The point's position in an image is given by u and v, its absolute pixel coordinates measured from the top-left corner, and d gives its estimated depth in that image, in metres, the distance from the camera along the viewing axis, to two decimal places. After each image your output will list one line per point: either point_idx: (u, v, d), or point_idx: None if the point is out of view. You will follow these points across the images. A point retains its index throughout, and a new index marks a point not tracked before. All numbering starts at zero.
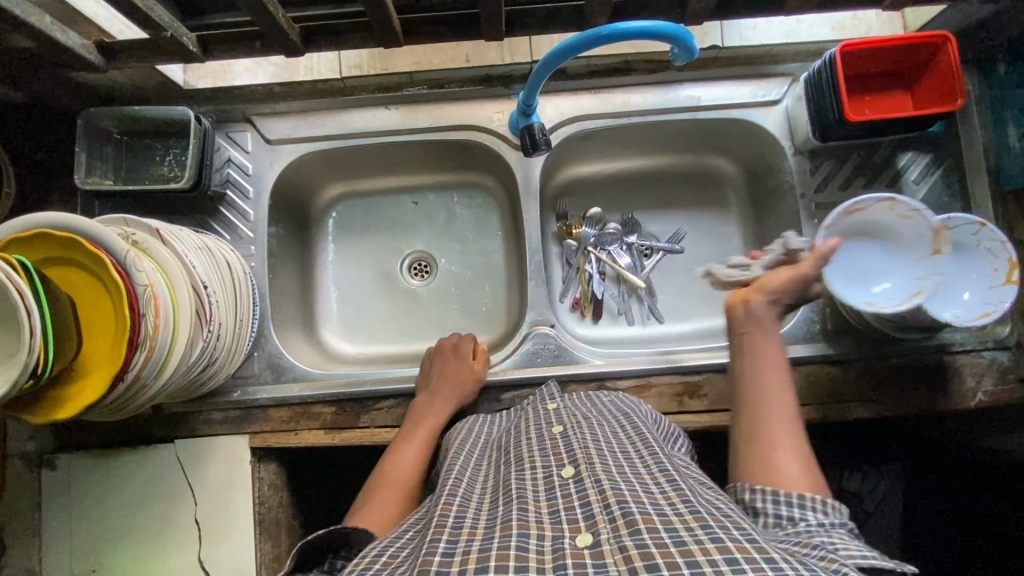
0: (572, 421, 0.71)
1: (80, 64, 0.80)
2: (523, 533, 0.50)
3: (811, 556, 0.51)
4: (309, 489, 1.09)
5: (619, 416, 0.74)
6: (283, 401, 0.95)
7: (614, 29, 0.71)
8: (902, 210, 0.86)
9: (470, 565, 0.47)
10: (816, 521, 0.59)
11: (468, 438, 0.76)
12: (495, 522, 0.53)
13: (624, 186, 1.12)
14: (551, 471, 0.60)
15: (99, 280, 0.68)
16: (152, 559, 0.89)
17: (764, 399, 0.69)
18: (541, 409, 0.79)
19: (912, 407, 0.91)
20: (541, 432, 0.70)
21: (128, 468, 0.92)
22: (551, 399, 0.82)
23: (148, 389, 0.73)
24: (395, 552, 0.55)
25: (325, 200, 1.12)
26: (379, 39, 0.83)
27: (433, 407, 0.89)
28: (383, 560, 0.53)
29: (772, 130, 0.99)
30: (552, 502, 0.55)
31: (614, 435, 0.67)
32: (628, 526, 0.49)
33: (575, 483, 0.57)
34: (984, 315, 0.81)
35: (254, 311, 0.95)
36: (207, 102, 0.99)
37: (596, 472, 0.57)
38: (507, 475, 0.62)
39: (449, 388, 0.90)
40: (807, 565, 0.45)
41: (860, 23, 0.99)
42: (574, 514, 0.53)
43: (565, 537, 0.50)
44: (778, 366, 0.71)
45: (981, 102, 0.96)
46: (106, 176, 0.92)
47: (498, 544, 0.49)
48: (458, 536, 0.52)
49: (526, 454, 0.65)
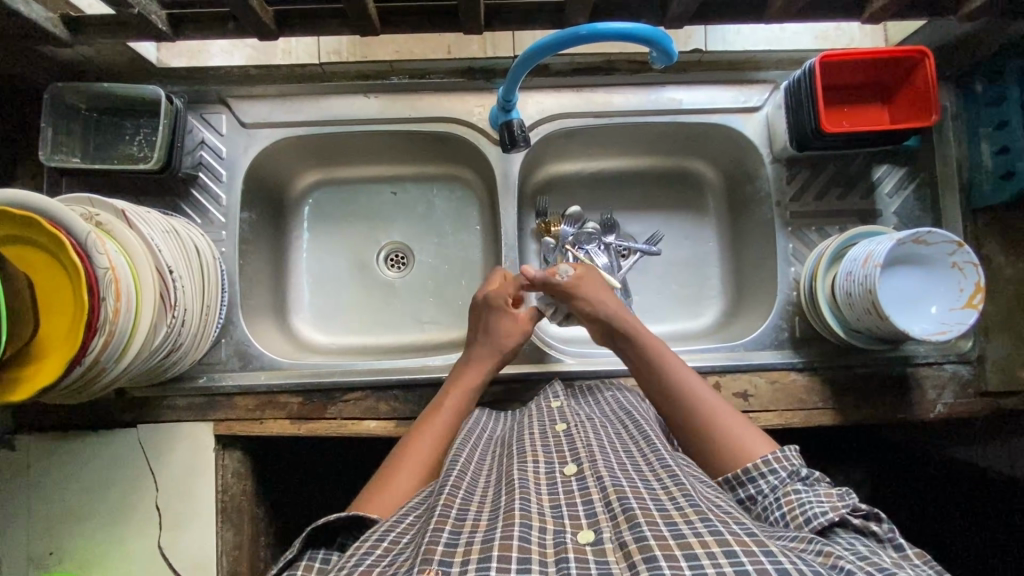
0: (575, 420, 0.71)
1: (44, 39, 0.78)
2: (526, 524, 0.50)
3: (808, 551, 0.51)
4: (277, 477, 1.09)
5: (621, 416, 0.75)
6: (250, 389, 0.94)
7: (593, 29, 0.71)
8: (958, 259, 0.82)
9: (474, 555, 0.47)
10: (771, 485, 0.62)
11: (470, 427, 0.77)
12: (500, 511, 0.53)
13: (604, 185, 1.12)
14: (554, 467, 0.60)
15: (59, 258, 0.66)
16: (111, 544, 0.88)
17: (690, 395, 0.73)
18: (544, 407, 0.79)
19: (875, 417, 0.93)
20: (544, 429, 0.70)
21: (94, 450, 0.90)
22: (555, 397, 0.82)
23: (108, 372, 0.72)
24: (397, 537, 0.54)
25: (302, 186, 1.11)
26: (355, 27, 0.81)
27: (467, 366, 0.85)
28: (386, 545, 0.53)
29: (750, 137, 0.99)
30: (554, 497, 0.55)
31: (621, 436, 0.68)
32: (628, 521, 0.50)
33: (578, 480, 0.57)
34: (938, 334, 0.81)
35: (222, 298, 0.93)
36: (181, 82, 0.97)
37: (598, 469, 0.58)
38: (512, 466, 0.61)
39: (487, 351, 0.86)
40: (804, 560, 0.46)
41: (842, 34, 1.00)
42: (576, 511, 0.53)
43: (567, 532, 0.50)
44: (681, 366, 0.77)
45: (957, 118, 0.96)
46: (73, 153, 0.90)
47: (501, 534, 0.49)
48: (462, 527, 0.51)
49: (529, 449, 0.65)
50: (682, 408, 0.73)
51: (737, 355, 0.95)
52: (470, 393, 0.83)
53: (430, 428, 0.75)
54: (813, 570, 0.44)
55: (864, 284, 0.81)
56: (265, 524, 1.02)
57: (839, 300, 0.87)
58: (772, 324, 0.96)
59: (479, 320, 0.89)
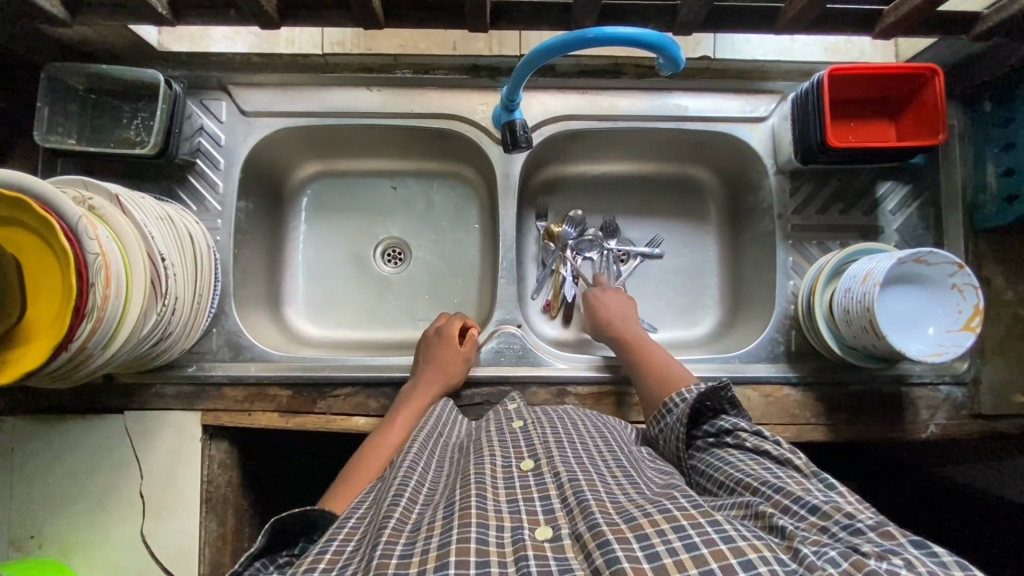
0: (533, 417, 0.71)
1: (43, 18, 0.77)
2: (482, 524, 0.49)
3: (747, 516, 0.52)
4: (263, 469, 1.08)
5: (583, 415, 0.73)
6: (238, 380, 0.93)
7: (599, 32, 0.70)
8: (958, 282, 0.82)
9: (430, 564, 0.45)
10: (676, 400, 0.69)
11: (429, 430, 0.73)
12: (454, 509, 0.51)
13: (605, 189, 1.11)
14: (510, 462, 0.60)
15: (49, 242, 0.65)
16: (92, 529, 0.88)
17: (637, 348, 0.87)
18: (500, 407, 0.77)
19: (867, 435, 0.92)
20: (501, 426, 0.69)
21: (76, 434, 0.90)
22: (511, 400, 0.79)
23: (94, 359, 0.71)
24: (340, 546, 0.51)
25: (301, 177, 1.09)
26: (357, 19, 0.80)
27: (413, 392, 0.87)
28: (329, 557, 0.49)
29: (755, 147, 0.98)
30: (510, 492, 0.55)
31: (578, 427, 0.67)
32: (583, 512, 0.49)
33: (535, 476, 0.57)
34: (936, 354, 0.80)
35: (215, 286, 0.93)
36: (182, 67, 0.96)
37: (555, 464, 0.58)
38: (467, 463, 0.61)
39: (436, 374, 0.88)
40: (748, 527, 0.48)
41: (853, 47, 0.99)
42: (534, 506, 0.52)
43: (525, 529, 0.50)
44: (638, 326, 0.92)
45: (963, 138, 0.96)
46: (69, 135, 0.88)
47: (457, 536, 0.47)
48: (417, 536, 0.49)
49: (486, 443, 0.65)
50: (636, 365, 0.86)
51: (731, 367, 0.94)
52: (420, 412, 0.85)
53: (382, 448, 0.78)
54: (757, 537, 0.46)
55: (863, 301, 0.80)
56: (249, 517, 1.01)
57: (837, 317, 0.86)
58: (769, 337, 0.96)
59: (425, 349, 0.91)
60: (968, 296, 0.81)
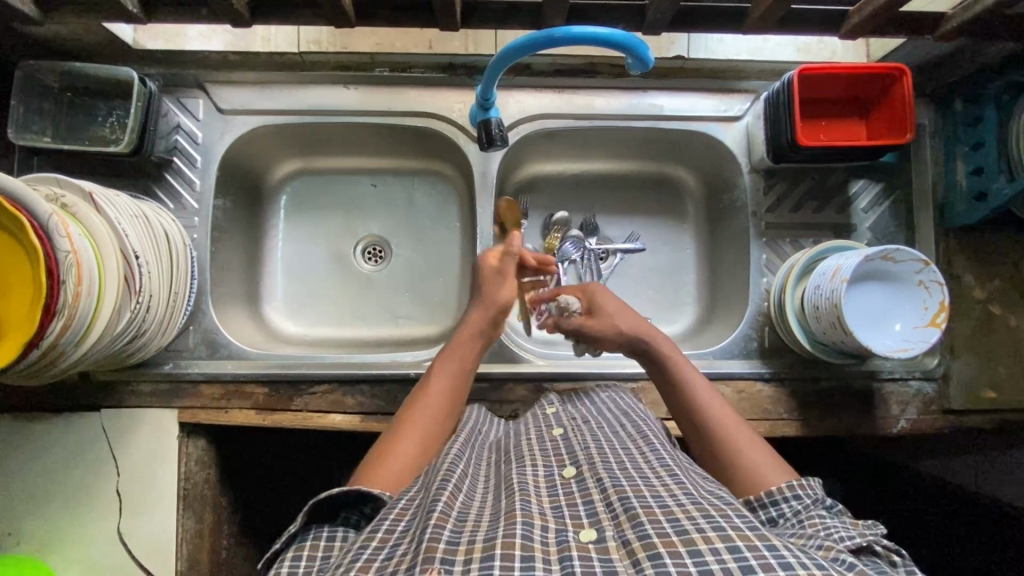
0: (572, 425, 0.71)
1: (14, 15, 0.77)
2: (527, 523, 0.49)
3: (809, 545, 0.52)
4: (241, 466, 1.08)
5: (619, 415, 0.74)
6: (215, 378, 0.94)
7: (567, 32, 0.71)
8: (924, 278, 0.83)
9: (475, 555, 0.45)
10: (796, 508, 0.59)
11: (469, 428, 0.74)
12: (500, 513, 0.52)
13: (585, 188, 1.12)
14: (552, 470, 0.60)
15: (20, 240, 0.66)
16: (69, 529, 0.88)
17: (704, 416, 0.71)
18: (540, 414, 0.77)
19: (840, 431, 0.93)
20: (542, 434, 0.69)
21: (54, 433, 0.90)
22: (550, 404, 0.80)
23: (67, 357, 0.71)
24: (391, 525, 0.52)
25: (280, 175, 1.10)
26: (331, 19, 0.81)
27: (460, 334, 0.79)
28: (380, 536, 0.51)
29: (729, 146, 0.99)
30: (554, 498, 0.55)
31: (617, 434, 0.68)
32: (630, 520, 0.49)
33: (577, 483, 0.56)
34: (902, 349, 0.82)
35: (192, 283, 0.93)
36: (157, 64, 0.95)
37: (597, 471, 0.57)
38: (510, 471, 0.60)
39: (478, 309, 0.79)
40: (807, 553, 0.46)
41: (824, 48, 1.02)
42: (578, 511, 0.52)
43: (569, 531, 0.49)
44: (694, 373, 0.76)
45: (935, 136, 0.97)
46: (43, 133, 0.88)
47: (503, 532, 0.47)
48: (462, 527, 0.49)
49: (527, 452, 0.65)
50: (704, 436, 0.70)
51: (705, 362, 0.95)
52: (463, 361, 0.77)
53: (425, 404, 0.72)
54: (816, 565, 0.43)
55: (830, 298, 0.81)
56: (227, 515, 1.02)
57: (807, 313, 0.87)
58: (742, 333, 0.97)
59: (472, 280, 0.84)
60: (934, 291, 0.83)
